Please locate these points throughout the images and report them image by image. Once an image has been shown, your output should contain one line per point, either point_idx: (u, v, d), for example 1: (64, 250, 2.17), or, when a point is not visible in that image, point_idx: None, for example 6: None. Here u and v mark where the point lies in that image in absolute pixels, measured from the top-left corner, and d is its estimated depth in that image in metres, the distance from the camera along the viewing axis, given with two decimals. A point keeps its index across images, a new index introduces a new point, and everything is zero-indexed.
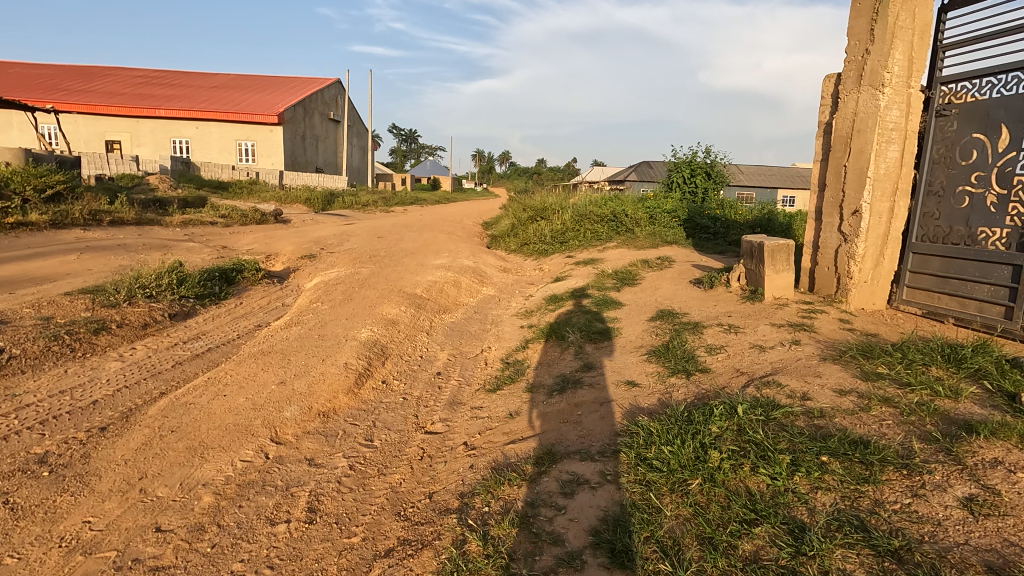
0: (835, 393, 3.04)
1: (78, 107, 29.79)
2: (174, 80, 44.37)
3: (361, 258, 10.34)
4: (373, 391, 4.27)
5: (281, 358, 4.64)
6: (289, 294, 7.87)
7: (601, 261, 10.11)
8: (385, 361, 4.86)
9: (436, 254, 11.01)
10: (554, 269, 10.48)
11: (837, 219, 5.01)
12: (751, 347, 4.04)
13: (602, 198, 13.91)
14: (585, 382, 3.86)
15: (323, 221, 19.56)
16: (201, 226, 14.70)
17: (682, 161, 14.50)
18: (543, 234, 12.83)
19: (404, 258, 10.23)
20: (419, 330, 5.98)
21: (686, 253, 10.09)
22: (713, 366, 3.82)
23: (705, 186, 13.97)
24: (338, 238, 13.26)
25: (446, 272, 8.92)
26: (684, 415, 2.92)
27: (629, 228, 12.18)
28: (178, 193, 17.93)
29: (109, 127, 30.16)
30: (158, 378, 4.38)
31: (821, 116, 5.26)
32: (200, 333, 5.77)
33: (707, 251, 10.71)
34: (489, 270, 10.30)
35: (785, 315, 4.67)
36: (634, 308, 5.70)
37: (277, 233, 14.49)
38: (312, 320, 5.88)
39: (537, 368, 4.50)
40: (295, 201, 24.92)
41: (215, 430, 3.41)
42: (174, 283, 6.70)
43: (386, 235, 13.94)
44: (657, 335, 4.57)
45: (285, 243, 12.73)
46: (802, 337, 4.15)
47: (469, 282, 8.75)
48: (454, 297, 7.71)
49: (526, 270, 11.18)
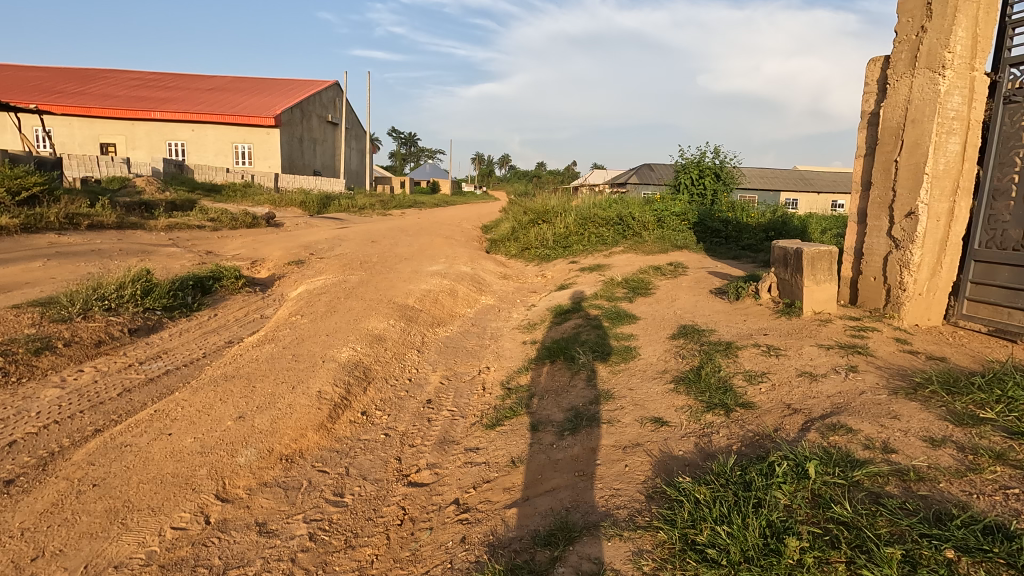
0: (927, 444, 2.40)
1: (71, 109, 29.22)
2: (170, 82, 43.80)
3: (352, 264, 9.69)
4: (351, 426, 3.62)
5: (245, 384, 3.99)
6: (269, 304, 7.23)
7: (607, 267, 9.47)
8: (367, 387, 4.21)
9: (432, 260, 10.37)
10: (557, 276, 9.84)
11: (887, 223, 4.36)
12: (799, 375, 3.39)
13: (607, 201, 13.27)
14: (603, 418, 3.22)
15: (317, 224, 18.98)
16: (187, 231, 14.05)
17: (689, 162, 13.88)
18: (545, 237, 12.20)
19: (397, 264, 9.59)
20: (409, 347, 5.33)
21: (700, 259, 9.44)
22: (756, 399, 3.18)
23: (714, 188, 13.35)
24: (330, 243, 12.61)
25: (441, 279, 8.27)
26: (737, 475, 2.28)
27: (636, 232, 11.56)
28: (167, 196, 17.30)
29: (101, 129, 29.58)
30: (98, 409, 3.72)
31: (866, 105, 4.63)
32: (162, 352, 5.13)
33: (721, 256, 10.07)
34: (488, 276, 9.65)
35: (831, 334, 4.02)
36: (651, 323, 5.05)
37: (267, 238, 13.85)
38: (288, 337, 5.23)
39: (543, 396, 3.85)
40: (290, 204, 24.34)
41: (146, 485, 2.77)
42: (139, 294, 6.05)
43: (381, 239, 13.32)
44: (683, 357, 3.92)
45: (273, 248, 12.08)
46: (858, 362, 3.50)
47: (467, 290, 8.10)
48: (450, 308, 7.06)
49: (527, 276, 10.55)
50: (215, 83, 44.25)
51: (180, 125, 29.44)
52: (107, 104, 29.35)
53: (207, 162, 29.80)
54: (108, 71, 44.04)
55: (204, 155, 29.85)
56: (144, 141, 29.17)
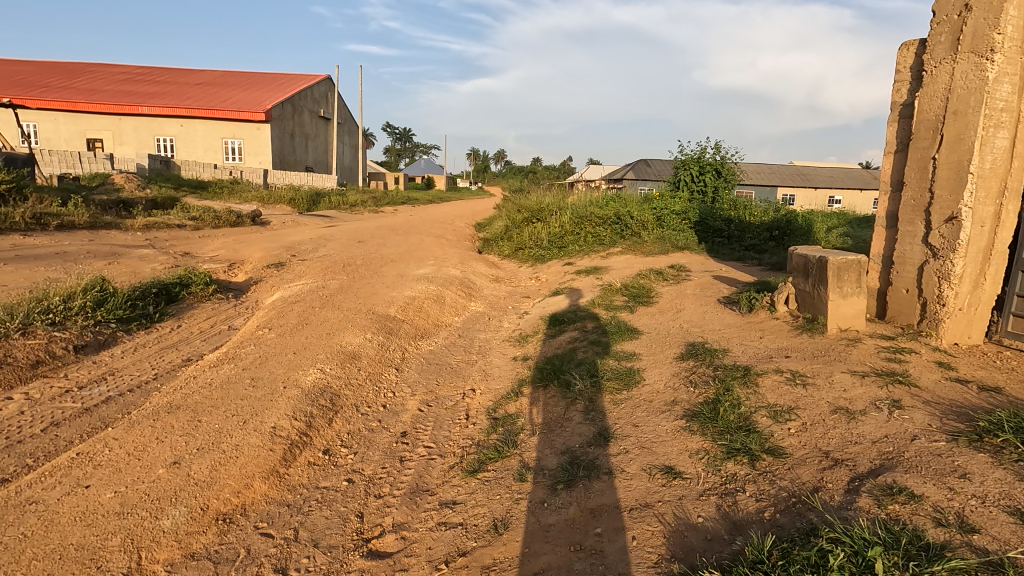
0: (1014, 520, 1.90)
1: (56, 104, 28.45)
2: (157, 77, 42.91)
3: (334, 267, 9.12)
4: (308, 470, 3.10)
5: (190, 417, 3.45)
6: (240, 313, 6.68)
7: (605, 270, 8.95)
8: (333, 419, 3.69)
9: (419, 262, 9.82)
10: (552, 279, 9.33)
11: (923, 228, 3.86)
12: (833, 411, 2.89)
13: (603, 198, 12.74)
14: (604, 467, 2.71)
15: (304, 223, 18.40)
16: (166, 230, 13.45)
17: (689, 158, 13.36)
18: (539, 237, 11.66)
19: (381, 268, 9.04)
20: (386, 366, 4.80)
21: (702, 261, 8.95)
22: (786, 443, 2.67)
23: (714, 185, 12.85)
24: (314, 244, 12.03)
25: (427, 284, 7.72)
26: (779, 568, 1.77)
27: (635, 232, 11.00)
28: (147, 194, 16.66)
29: (87, 125, 28.83)
30: (12, 451, 3.18)
31: (897, 96, 4.12)
32: (108, 373, 4.58)
33: (724, 258, 9.57)
34: (478, 280, 9.10)
35: (864, 356, 3.52)
36: (655, 339, 4.54)
37: (248, 238, 13.24)
38: (251, 355, 4.69)
39: (534, 431, 3.34)
40: (279, 201, 23.73)
41: (40, 564, 2.25)
42: (90, 305, 5.49)
43: (368, 239, 12.78)
44: (695, 385, 3.42)
45: (254, 250, 11.50)
46: (900, 394, 3.00)
47: (454, 297, 7.56)
48: (435, 318, 6.53)
49: (520, 278, 10.03)
50: (203, 78, 43.39)
51: (168, 121, 28.74)
52: (92, 99, 28.58)
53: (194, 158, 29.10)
54: (95, 66, 43.12)
55: (191, 151, 29.14)
56: (131, 137, 28.42)
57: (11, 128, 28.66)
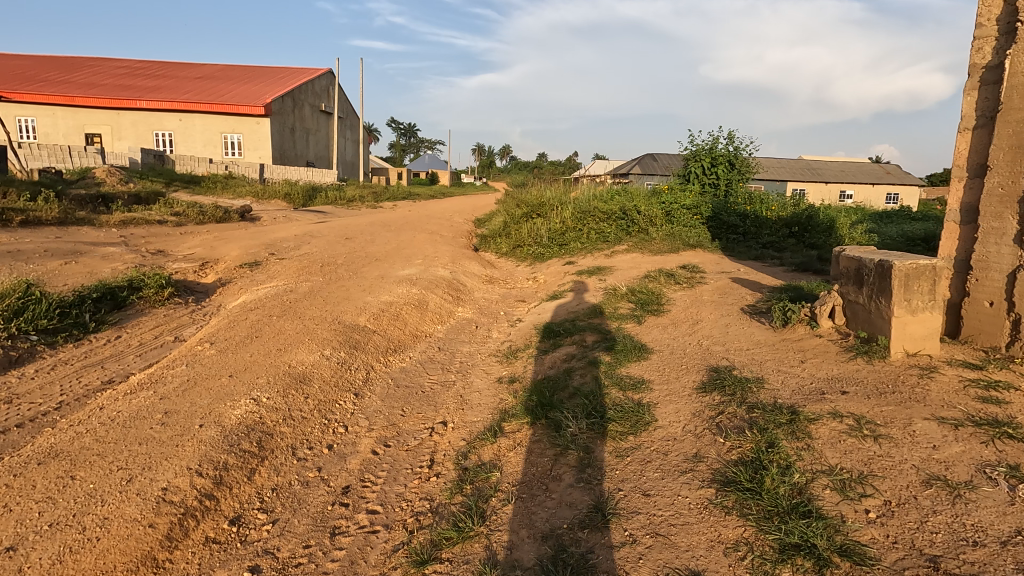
0: None
1: (54, 98, 27.80)
2: (156, 71, 42.27)
3: (311, 268, 8.32)
4: (200, 555, 2.29)
5: (61, 472, 2.65)
6: (193, 322, 5.90)
7: (609, 271, 8.12)
8: (257, 470, 2.88)
9: (406, 261, 9.02)
10: (551, 280, 8.50)
11: (1015, 225, 3.02)
12: (927, 482, 2.05)
13: (608, 192, 11.88)
14: (602, 571, 1.89)
15: (295, 218, 17.65)
16: (143, 227, 12.72)
17: (700, 149, 12.46)
18: (539, 235, 10.84)
19: (363, 268, 8.23)
20: (344, 391, 4.00)
21: (716, 261, 8.10)
22: (868, 539, 1.83)
23: (727, 177, 11.97)
24: (297, 242, 11.23)
25: (409, 287, 6.90)
26: None
27: (641, 228, 10.12)
28: (132, 188, 15.94)
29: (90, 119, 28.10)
30: None
31: (977, 57, 3.27)
32: (5, 400, 3.79)
33: (740, 256, 8.71)
34: (469, 281, 8.29)
35: (947, 392, 2.67)
36: (669, 360, 3.70)
37: (230, 236, 12.48)
38: (178, 378, 3.87)
39: (510, 494, 2.52)
40: (274, 197, 23.04)
41: None
42: (4, 316, 4.72)
43: (355, 236, 11.98)
44: (725, 432, 2.59)
45: (232, 248, 10.73)
46: (1016, 454, 2.16)
47: (439, 301, 6.75)
48: (414, 327, 5.72)
49: (517, 279, 9.22)
50: (201, 72, 42.64)
51: (168, 115, 27.97)
52: (89, 92, 27.89)
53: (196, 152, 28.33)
54: (92, 59, 42.56)
55: (191, 146, 28.40)
56: (130, 131, 27.61)
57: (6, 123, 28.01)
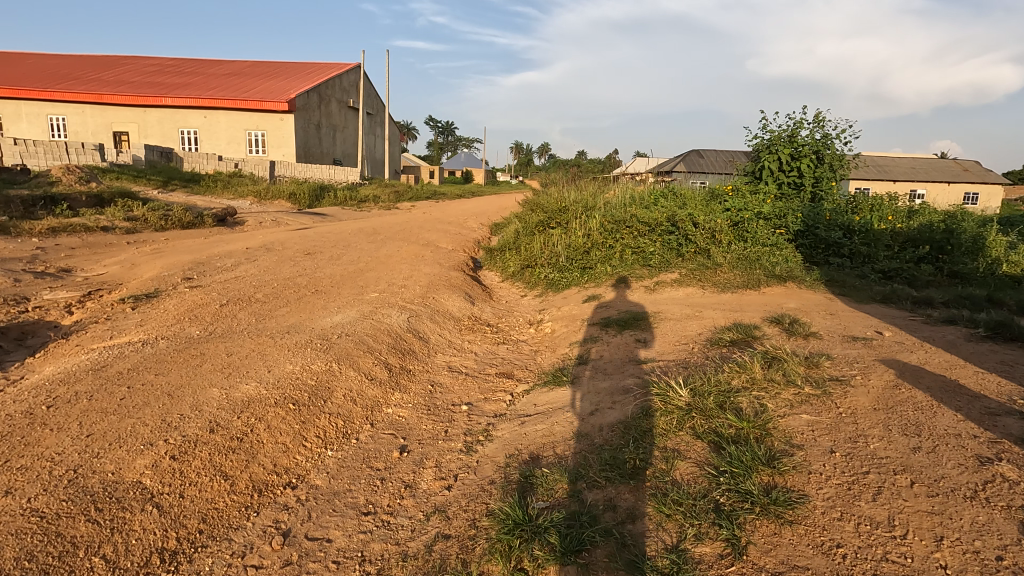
0: None
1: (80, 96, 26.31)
2: (182, 68, 41.38)
3: (206, 308, 5.66)
4: None
5: None
6: None
7: (652, 320, 5.17)
8: None
9: (356, 295, 6.29)
10: (561, 330, 5.64)
11: None
12: None
13: (651, 195, 8.83)
14: None
15: (281, 224, 15.33)
16: (76, 238, 10.48)
17: (776, 137, 9.23)
18: (554, 253, 7.98)
19: (277, 312, 5.48)
20: None
21: (826, 310, 5.03)
22: None
23: (817, 174, 8.76)
24: (240, 259, 8.65)
25: (312, 358, 4.11)
26: None
27: (699, 246, 7.05)
28: (95, 188, 13.75)
29: (118, 117, 26.52)
30: None
31: None
32: None
33: (857, 297, 5.62)
34: (436, 331, 5.46)
35: None
36: None
37: (173, 249, 10.00)
38: None
39: None
40: (278, 197, 20.95)
41: None
42: None
43: (320, 250, 9.37)
44: None
45: (154, 267, 8.22)
46: None
47: (356, 384, 3.95)
48: (266, 470, 2.91)
49: (516, 321, 6.38)
50: (230, 68, 41.20)
51: (194, 112, 26.22)
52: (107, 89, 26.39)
53: (222, 151, 26.45)
54: (123, 57, 42.05)
55: (216, 143, 26.61)
56: (155, 128, 26.00)
57: (32, 124, 26.72)
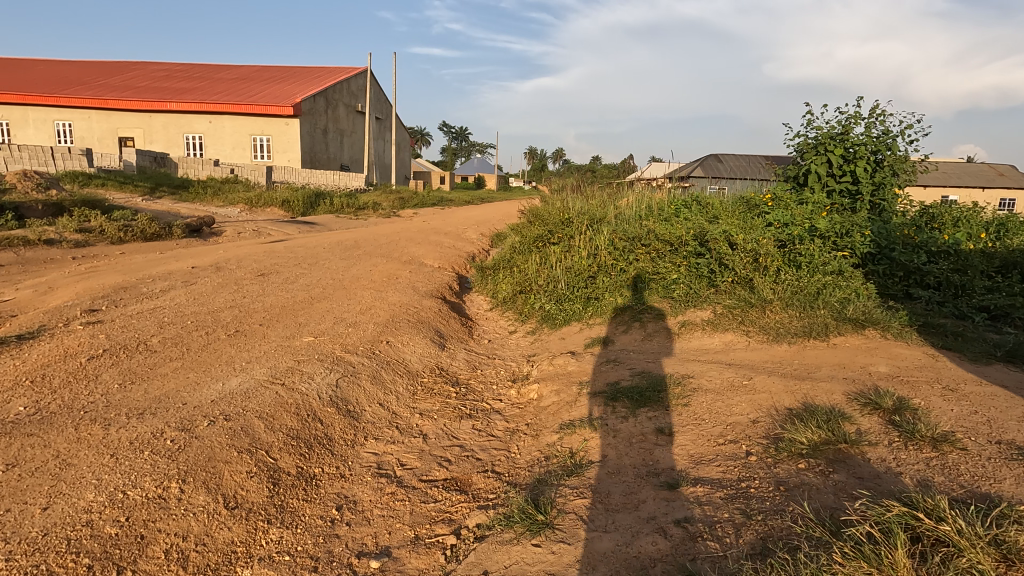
0: None
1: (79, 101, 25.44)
2: (186, 71, 40.57)
3: (72, 362, 4.16)
4: None
5: None
6: None
7: (678, 391, 3.58)
8: None
9: (285, 338, 4.78)
10: (550, 396, 4.07)
11: None
12: None
13: (672, 205, 7.21)
14: None
15: (260, 234, 13.94)
16: (7, 254, 9.09)
17: (827, 134, 7.52)
18: (552, 278, 6.39)
19: (160, 371, 3.96)
20: None
21: (938, 381, 3.38)
22: None
23: (881, 179, 7.02)
24: (175, 282, 7.19)
25: (140, 476, 2.56)
26: None
27: (741, 276, 5.21)
28: (53, 196, 12.43)
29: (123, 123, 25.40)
30: None
31: None
32: None
33: (970, 352, 3.97)
34: (375, 402, 3.90)
35: None
36: None
37: (112, 267, 8.55)
38: None
39: None
40: (270, 203, 19.56)
41: None
42: None
43: (278, 271, 7.91)
44: None
45: (67, 293, 6.78)
46: None
47: (196, 528, 2.39)
48: None
49: (494, 375, 4.82)
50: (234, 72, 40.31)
51: (197, 117, 25.12)
52: (100, 93, 25.40)
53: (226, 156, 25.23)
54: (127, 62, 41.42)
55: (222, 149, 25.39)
56: (159, 134, 24.96)
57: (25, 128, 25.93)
